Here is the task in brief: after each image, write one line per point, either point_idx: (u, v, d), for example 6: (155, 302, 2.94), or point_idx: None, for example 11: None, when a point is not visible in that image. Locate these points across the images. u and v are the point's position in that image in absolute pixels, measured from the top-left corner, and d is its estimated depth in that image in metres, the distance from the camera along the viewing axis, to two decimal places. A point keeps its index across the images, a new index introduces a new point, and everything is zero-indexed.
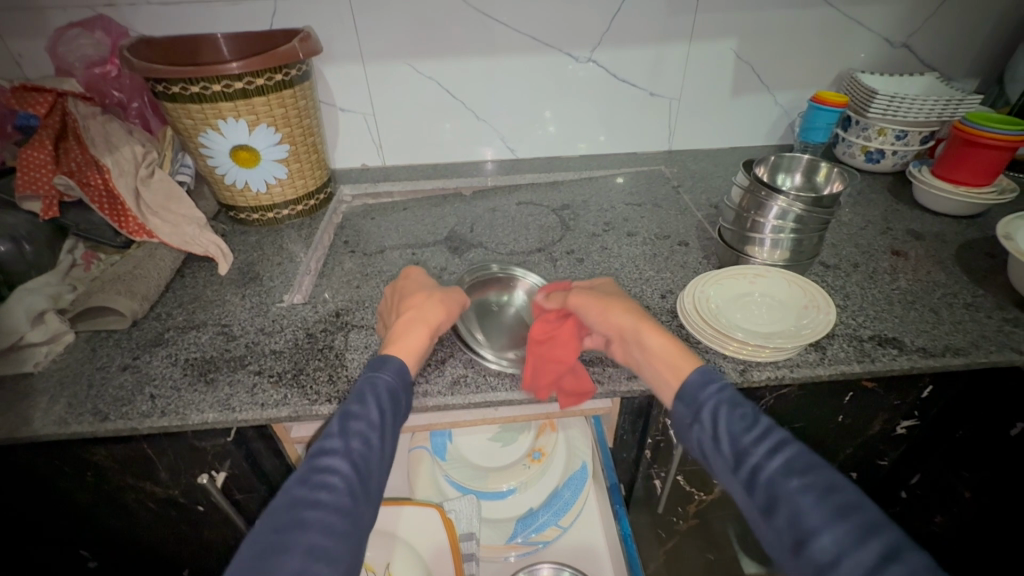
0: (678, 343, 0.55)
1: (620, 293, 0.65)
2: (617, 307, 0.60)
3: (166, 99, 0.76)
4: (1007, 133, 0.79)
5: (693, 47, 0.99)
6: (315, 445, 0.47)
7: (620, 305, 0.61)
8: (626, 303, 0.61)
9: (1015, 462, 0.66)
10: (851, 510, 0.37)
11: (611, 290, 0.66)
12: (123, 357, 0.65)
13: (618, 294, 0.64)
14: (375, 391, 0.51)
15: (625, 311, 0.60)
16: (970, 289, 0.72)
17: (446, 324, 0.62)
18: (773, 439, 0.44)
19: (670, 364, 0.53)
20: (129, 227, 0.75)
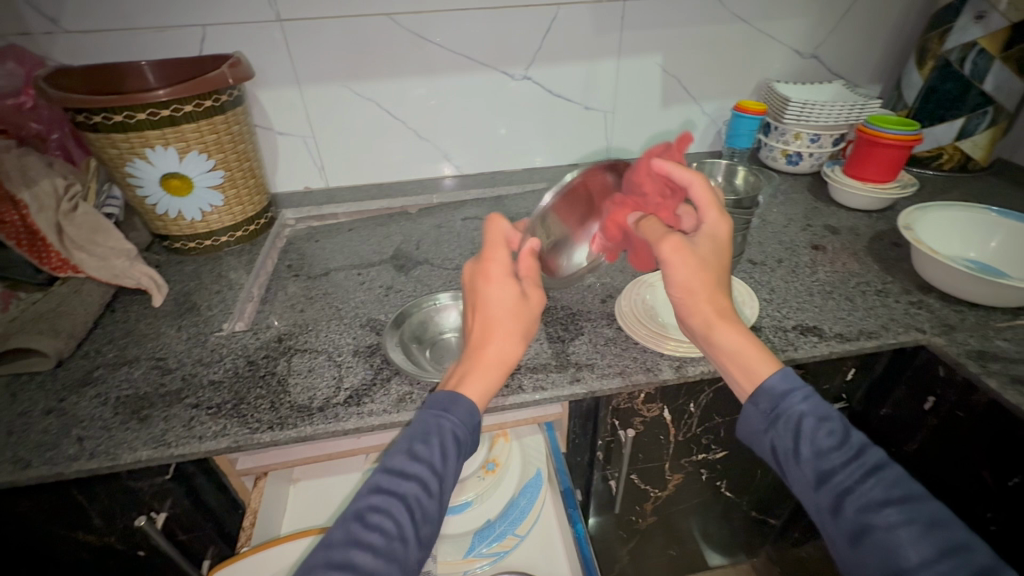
0: (751, 339, 0.52)
1: (720, 253, 0.56)
2: (712, 285, 0.54)
3: (88, 129, 0.74)
4: (902, 133, 0.87)
5: (622, 63, 1.04)
6: (373, 477, 0.45)
7: (715, 283, 0.54)
8: (717, 274, 0.55)
9: (935, 433, 0.71)
10: (959, 548, 0.37)
11: (718, 243, 0.57)
12: (47, 400, 0.62)
13: (716, 255, 0.56)
14: (441, 433, 0.47)
15: (717, 291, 0.54)
16: (880, 277, 0.78)
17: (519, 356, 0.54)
18: (867, 460, 0.43)
19: (741, 360, 0.52)
20: (51, 262, 0.72)
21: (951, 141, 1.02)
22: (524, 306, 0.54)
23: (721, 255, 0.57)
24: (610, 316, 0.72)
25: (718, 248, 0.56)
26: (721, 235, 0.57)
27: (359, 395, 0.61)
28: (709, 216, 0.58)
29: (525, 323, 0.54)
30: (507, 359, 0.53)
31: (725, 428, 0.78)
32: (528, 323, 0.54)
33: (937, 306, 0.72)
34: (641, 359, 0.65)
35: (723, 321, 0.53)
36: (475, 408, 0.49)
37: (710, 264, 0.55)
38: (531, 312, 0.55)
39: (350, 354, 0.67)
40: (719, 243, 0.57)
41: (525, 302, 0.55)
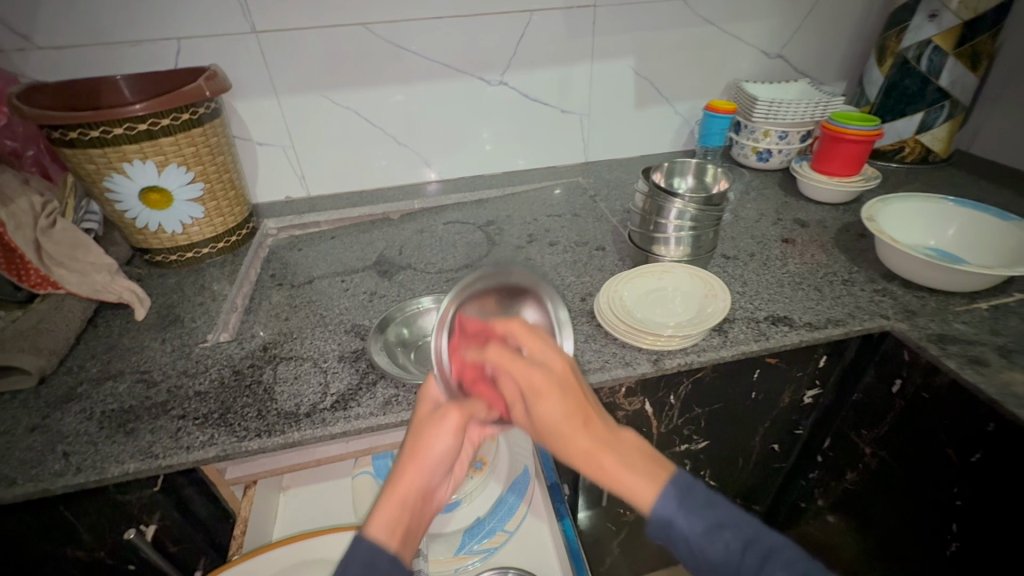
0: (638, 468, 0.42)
1: (553, 394, 0.44)
2: (553, 435, 0.44)
3: (64, 145, 0.74)
4: (864, 129, 0.91)
5: (595, 67, 1.06)
6: None
7: (561, 430, 0.43)
8: (555, 423, 0.43)
9: (905, 415, 0.74)
10: None
11: (543, 389, 0.44)
12: (30, 418, 0.62)
13: (552, 405, 0.44)
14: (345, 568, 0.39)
15: (564, 436, 0.43)
16: (846, 266, 0.81)
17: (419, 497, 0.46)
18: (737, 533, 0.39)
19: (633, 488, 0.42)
20: (30, 280, 0.71)
21: (912, 135, 1.06)
22: (423, 426, 0.49)
23: (566, 393, 0.45)
24: (590, 313, 0.74)
25: (546, 397, 0.44)
26: (542, 385, 0.44)
27: (345, 400, 0.62)
28: (529, 350, 0.47)
29: (427, 442, 0.47)
30: (403, 485, 0.45)
31: (705, 418, 0.81)
32: (430, 442, 0.47)
33: (900, 292, 0.76)
34: (620, 354, 0.67)
35: (596, 465, 0.42)
36: (363, 545, 0.41)
37: (550, 414, 0.44)
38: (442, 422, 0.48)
39: (335, 360, 0.68)
40: (546, 390, 0.44)
41: (429, 421, 0.49)
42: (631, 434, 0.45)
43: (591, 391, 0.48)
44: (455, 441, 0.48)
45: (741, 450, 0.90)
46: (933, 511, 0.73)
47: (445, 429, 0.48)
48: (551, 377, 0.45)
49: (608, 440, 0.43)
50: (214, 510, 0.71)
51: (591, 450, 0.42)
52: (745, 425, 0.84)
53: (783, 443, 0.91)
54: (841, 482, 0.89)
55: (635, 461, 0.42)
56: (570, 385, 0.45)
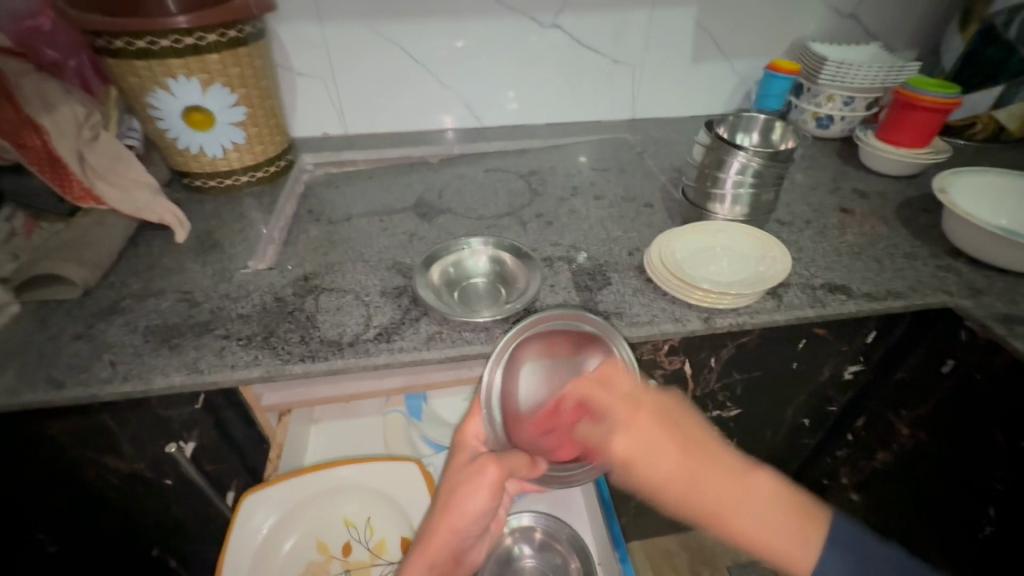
0: (763, 497, 0.51)
1: (673, 459, 0.53)
2: (658, 491, 0.52)
3: (109, 55, 0.72)
4: (941, 97, 0.85)
5: (655, 14, 1.00)
6: None
7: (680, 494, 0.51)
8: (669, 482, 0.52)
9: (953, 399, 0.71)
10: None
11: (627, 440, 0.55)
12: (77, 327, 0.62)
13: (653, 467, 0.53)
14: None
15: (680, 500, 0.51)
16: (908, 240, 0.78)
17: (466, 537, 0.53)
18: None
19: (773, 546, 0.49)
20: (74, 192, 0.71)
21: (987, 110, 1.00)
22: (464, 484, 0.53)
23: (695, 458, 0.53)
24: (638, 268, 0.72)
25: (637, 463, 0.53)
26: (631, 449, 0.54)
27: (388, 332, 0.62)
28: (626, 418, 0.57)
29: (461, 502, 0.52)
30: (434, 544, 0.51)
31: (742, 385, 0.78)
32: (464, 502, 0.52)
33: (966, 270, 0.73)
34: (669, 309, 0.65)
35: (717, 522, 0.50)
36: None
37: (648, 475, 0.52)
38: (484, 484, 0.52)
39: (377, 294, 0.67)
40: (659, 454, 0.53)
41: (466, 479, 0.53)
42: (765, 477, 0.53)
43: (696, 432, 0.56)
44: (491, 500, 0.52)
45: (770, 423, 0.87)
46: (969, 494, 0.71)
47: (480, 489, 0.52)
48: (651, 433, 0.55)
49: (734, 496, 0.51)
50: (249, 434, 0.72)
51: (723, 515, 0.50)
52: (781, 397, 0.82)
53: (815, 419, 0.87)
54: (868, 461, 0.87)
55: (780, 511, 0.51)
56: (689, 436, 0.55)
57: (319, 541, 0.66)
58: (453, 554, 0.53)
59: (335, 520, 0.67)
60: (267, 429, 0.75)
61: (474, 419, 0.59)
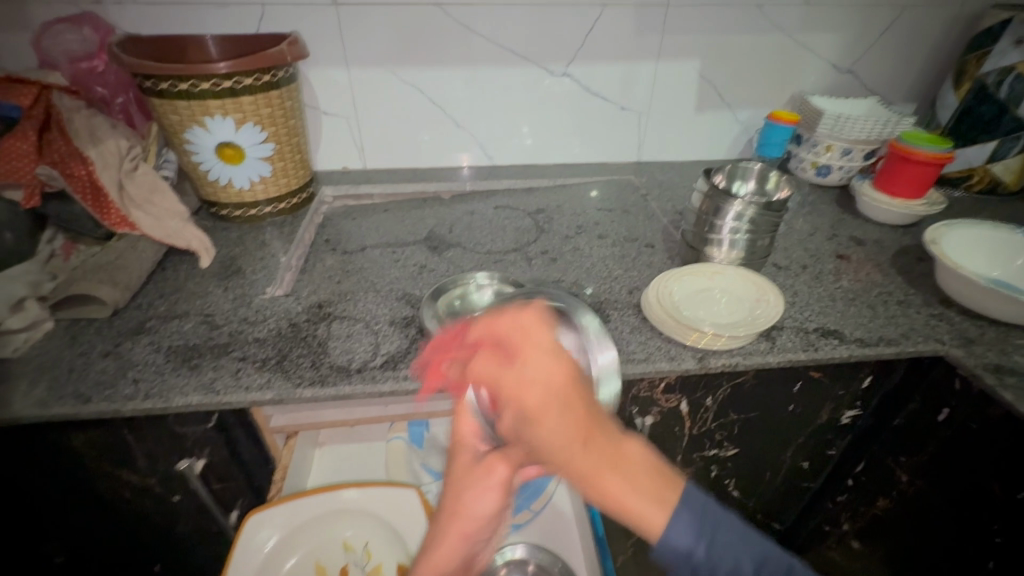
0: (650, 465, 0.43)
1: (547, 414, 0.42)
2: (548, 456, 0.42)
3: (154, 95, 0.78)
4: (935, 151, 0.88)
5: (660, 66, 1.06)
6: None
7: (555, 459, 0.42)
8: (557, 450, 0.41)
9: (952, 448, 0.71)
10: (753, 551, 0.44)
11: (537, 407, 0.43)
12: (105, 345, 0.66)
13: (553, 425, 0.42)
14: None
15: (563, 465, 0.41)
16: (902, 288, 0.80)
17: (484, 536, 0.49)
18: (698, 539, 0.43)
19: (652, 488, 0.42)
20: (111, 218, 0.76)
21: (983, 163, 1.03)
22: (470, 484, 0.48)
23: (568, 408, 0.43)
24: (636, 307, 0.74)
25: (542, 420, 0.42)
26: (540, 405, 0.43)
27: (395, 361, 0.65)
28: (527, 359, 0.45)
29: (468, 503, 0.47)
30: (438, 560, 0.47)
31: (739, 425, 0.79)
32: (475, 504, 0.48)
33: (958, 319, 0.74)
34: (664, 348, 0.67)
35: (591, 487, 0.41)
36: None
37: (549, 436, 0.42)
38: (496, 482, 0.48)
39: (386, 324, 0.71)
40: (544, 412, 0.42)
41: (473, 479, 0.48)
42: (636, 444, 0.44)
43: (594, 405, 0.44)
44: (502, 498, 0.48)
45: (769, 465, 0.87)
46: (968, 547, 0.71)
47: (490, 488, 0.48)
48: (547, 394, 0.43)
49: (613, 461, 0.42)
50: (257, 454, 0.75)
51: (585, 474, 0.41)
52: (779, 439, 0.83)
53: (814, 462, 0.87)
54: (869, 507, 0.86)
55: (634, 488, 0.41)
56: (572, 387, 0.44)
57: (317, 563, 0.67)
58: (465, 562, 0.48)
59: (334, 543, 0.68)
60: (274, 449, 0.78)
61: (467, 417, 0.53)
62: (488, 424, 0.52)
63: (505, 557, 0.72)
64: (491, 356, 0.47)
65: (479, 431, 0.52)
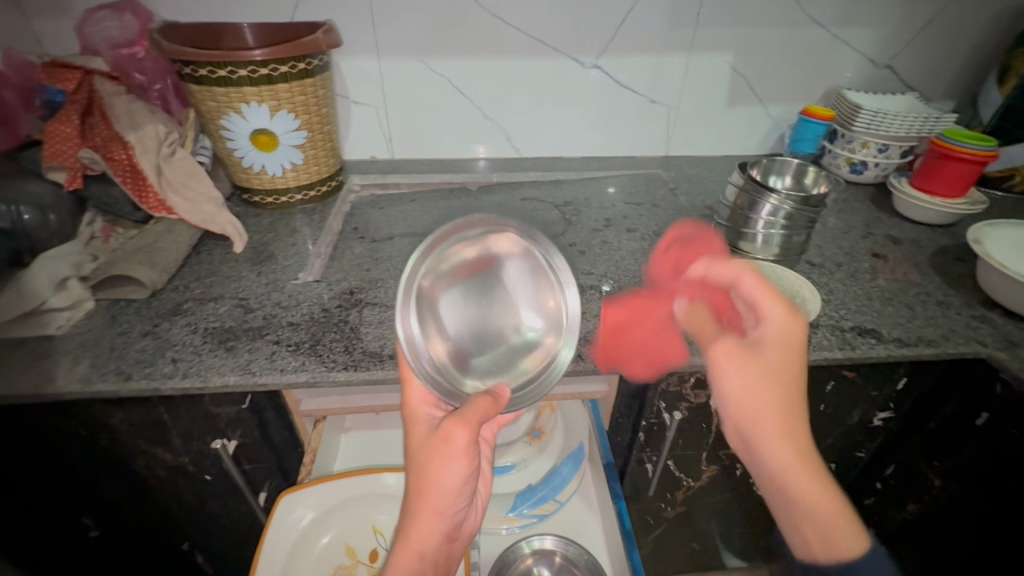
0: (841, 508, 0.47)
1: (755, 374, 0.52)
2: (743, 413, 0.51)
3: (192, 81, 0.80)
4: (978, 149, 0.85)
5: (692, 59, 1.05)
6: None
7: (758, 427, 0.50)
8: (746, 403, 0.51)
9: (991, 454, 0.69)
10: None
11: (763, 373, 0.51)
12: (144, 325, 0.68)
13: (759, 405, 0.51)
14: None
15: (759, 433, 0.50)
16: (941, 288, 0.78)
17: (455, 503, 0.51)
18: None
19: (829, 530, 0.47)
20: (149, 202, 0.78)
21: None
22: (432, 457, 0.50)
23: (777, 388, 0.51)
24: None
25: (741, 373, 0.52)
26: (752, 373, 0.52)
27: None
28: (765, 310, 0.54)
29: (433, 475, 0.49)
30: (415, 537, 0.49)
31: None
32: (441, 473, 0.50)
33: (1000, 322, 0.72)
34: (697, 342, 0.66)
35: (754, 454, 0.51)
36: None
37: (759, 404, 0.50)
38: (454, 447, 0.50)
39: None
40: (753, 392, 0.51)
41: (434, 452, 0.50)
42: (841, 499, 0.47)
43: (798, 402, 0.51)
44: (464, 461, 0.50)
45: None
46: (1004, 555, 0.69)
47: (451, 455, 0.50)
48: (754, 370, 0.52)
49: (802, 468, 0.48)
50: (286, 437, 0.76)
51: (773, 455, 0.49)
52: (808, 439, 0.81)
53: (842, 464, 0.86)
54: (898, 511, 0.84)
55: (836, 501, 0.47)
56: (779, 362, 0.52)
57: (348, 546, 0.69)
58: (446, 530, 0.51)
59: (364, 528, 0.70)
60: (302, 433, 0.79)
61: (413, 384, 0.56)
62: (438, 391, 0.55)
63: (533, 547, 0.73)
64: (732, 311, 0.60)
65: (429, 399, 0.56)
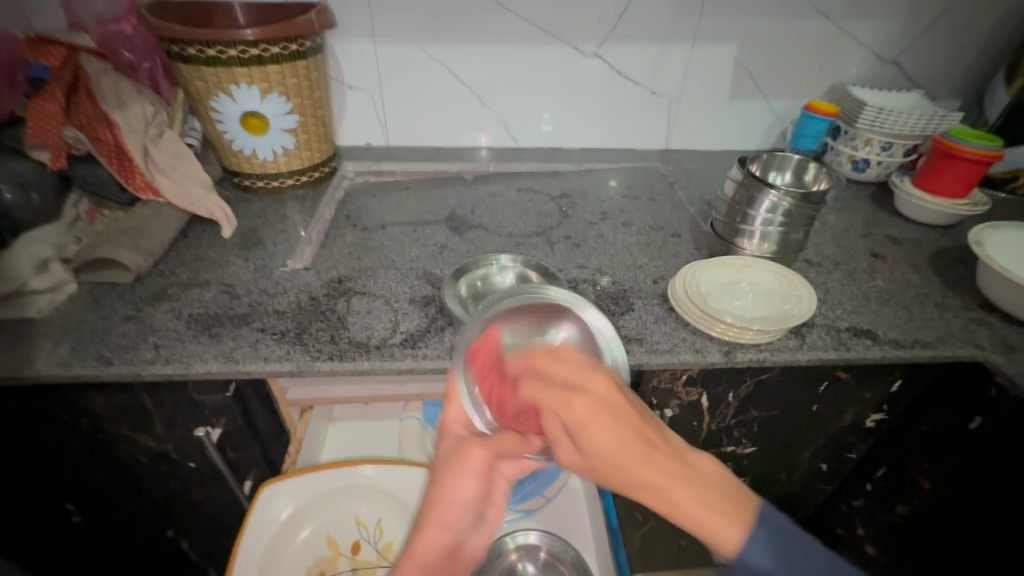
0: (715, 488, 0.38)
1: (597, 421, 0.40)
2: (591, 449, 0.39)
3: (181, 60, 0.77)
4: (984, 149, 0.84)
5: (695, 50, 1.03)
6: None
7: (618, 469, 0.39)
8: (609, 457, 0.39)
9: (981, 458, 0.68)
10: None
11: (584, 420, 0.40)
12: (127, 309, 0.66)
13: (601, 433, 0.39)
14: None
15: (623, 475, 0.39)
16: (940, 290, 0.77)
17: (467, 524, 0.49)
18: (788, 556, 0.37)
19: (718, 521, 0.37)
20: (136, 184, 0.76)
21: None
22: (449, 471, 0.49)
23: (619, 422, 0.40)
24: (661, 297, 0.73)
25: (591, 426, 0.39)
26: (587, 415, 0.40)
27: (414, 339, 0.64)
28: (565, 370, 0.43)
29: (448, 487, 0.48)
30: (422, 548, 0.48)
31: (759, 423, 0.77)
32: (456, 491, 0.49)
33: (999, 326, 0.71)
34: (689, 340, 0.65)
35: (657, 499, 0.38)
36: None
37: (600, 443, 0.39)
38: (471, 466, 0.48)
39: (406, 302, 0.70)
40: (590, 422, 0.40)
41: (450, 463, 0.49)
42: (702, 460, 0.40)
43: (639, 407, 0.42)
44: (481, 484, 0.49)
45: (785, 465, 0.85)
46: (992, 560, 0.69)
47: (467, 473, 0.49)
48: (590, 401, 0.40)
49: (672, 471, 0.38)
50: (272, 425, 0.75)
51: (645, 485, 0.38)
52: (799, 440, 0.80)
53: (833, 465, 0.85)
54: (886, 515, 0.83)
55: (711, 489, 0.38)
56: (625, 405, 0.41)
57: (330, 537, 0.68)
58: (448, 551, 0.48)
59: (347, 519, 0.69)
60: (289, 421, 0.79)
61: (453, 401, 0.52)
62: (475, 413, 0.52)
63: (517, 542, 0.72)
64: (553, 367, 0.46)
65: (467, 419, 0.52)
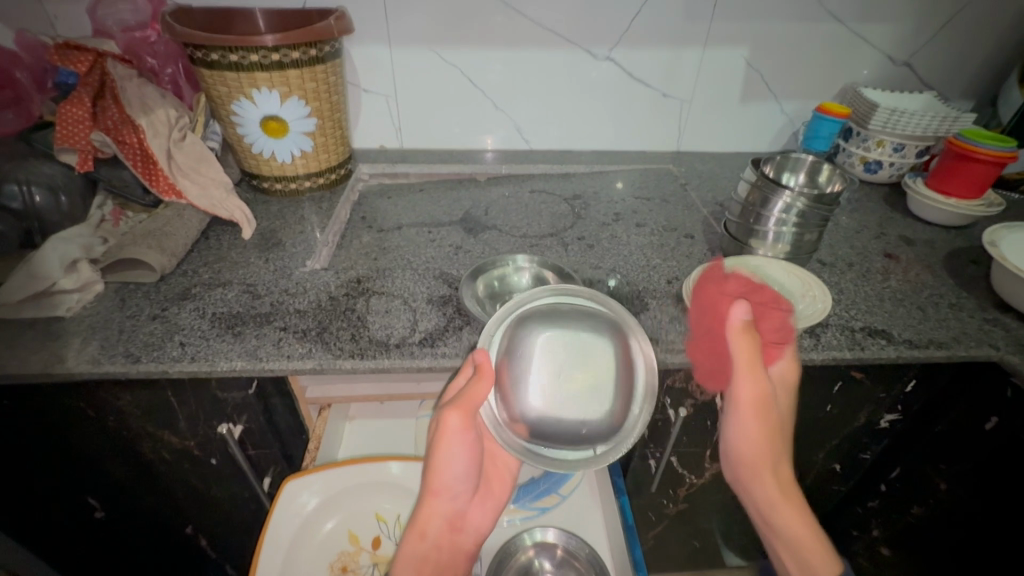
0: (819, 537, 0.59)
1: (761, 420, 0.61)
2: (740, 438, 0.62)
3: (203, 66, 0.79)
4: (998, 150, 0.84)
5: (707, 53, 1.03)
6: None
7: (750, 454, 0.62)
8: (751, 439, 0.61)
9: (998, 458, 0.68)
10: None
11: (752, 413, 0.60)
12: (153, 308, 0.68)
13: (750, 429, 0.61)
14: None
15: (755, 460, 0.61)
16: (954, 291, 0.77)
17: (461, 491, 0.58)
18: None
19: (802, 556, 0.59)
20: (159, 186, 0.78)
21: None
22: (438, 447, 0.55)
23: (772, 433, 0.61)
24: (676, 297, 0.73)
25: (751, 415, 0.60)
26: (751, 417, 0.60)
27: (433, 338, 0.65)
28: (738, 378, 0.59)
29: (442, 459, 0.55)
30: (422, 519, 0.57)
31: None
32: (445, 457, 0.56)
33: (1014, 326, 0.71)
34: None
35: (769, 495, 0.61)
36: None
37: (744, 430, 0.61)
38: (450, 429, 0.54)
39: (424, 302, 0.71)
40: (758, 418, 0.60)
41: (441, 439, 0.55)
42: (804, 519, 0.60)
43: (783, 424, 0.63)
44: (467, 448, 0.56)
45: (798, 466, 0.85)
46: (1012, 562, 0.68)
47: (454, 439, 0.55)
48: (773, 415, 0.61)
49: (780, 494, 0.61)
50: (291, 423, 0.77)
51: (769, 485, 0.61)
52: (813, 440, 0.81)
53: (846, 466, 0.85)
54: (901, 515, 0.83)
55: (801, 515, 0.60)
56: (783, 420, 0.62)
57: (351, 533, 0.69)
58: (449, 521, 0.58)
59: (367, 515, 0.70)
60: (307, 419, 0.80)
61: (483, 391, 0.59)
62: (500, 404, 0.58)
63: (534, 539, 0.73)
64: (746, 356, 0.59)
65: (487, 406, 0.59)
